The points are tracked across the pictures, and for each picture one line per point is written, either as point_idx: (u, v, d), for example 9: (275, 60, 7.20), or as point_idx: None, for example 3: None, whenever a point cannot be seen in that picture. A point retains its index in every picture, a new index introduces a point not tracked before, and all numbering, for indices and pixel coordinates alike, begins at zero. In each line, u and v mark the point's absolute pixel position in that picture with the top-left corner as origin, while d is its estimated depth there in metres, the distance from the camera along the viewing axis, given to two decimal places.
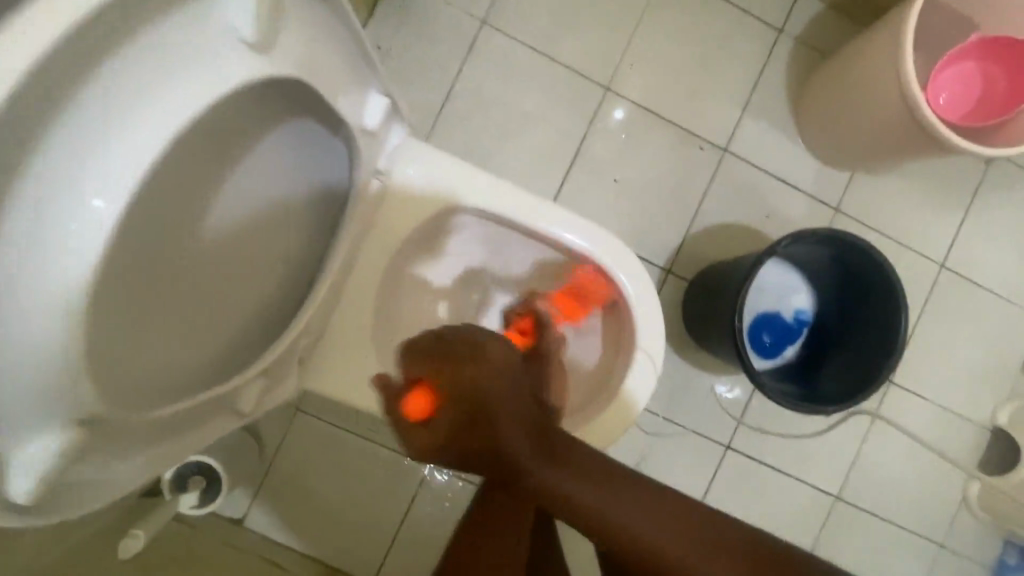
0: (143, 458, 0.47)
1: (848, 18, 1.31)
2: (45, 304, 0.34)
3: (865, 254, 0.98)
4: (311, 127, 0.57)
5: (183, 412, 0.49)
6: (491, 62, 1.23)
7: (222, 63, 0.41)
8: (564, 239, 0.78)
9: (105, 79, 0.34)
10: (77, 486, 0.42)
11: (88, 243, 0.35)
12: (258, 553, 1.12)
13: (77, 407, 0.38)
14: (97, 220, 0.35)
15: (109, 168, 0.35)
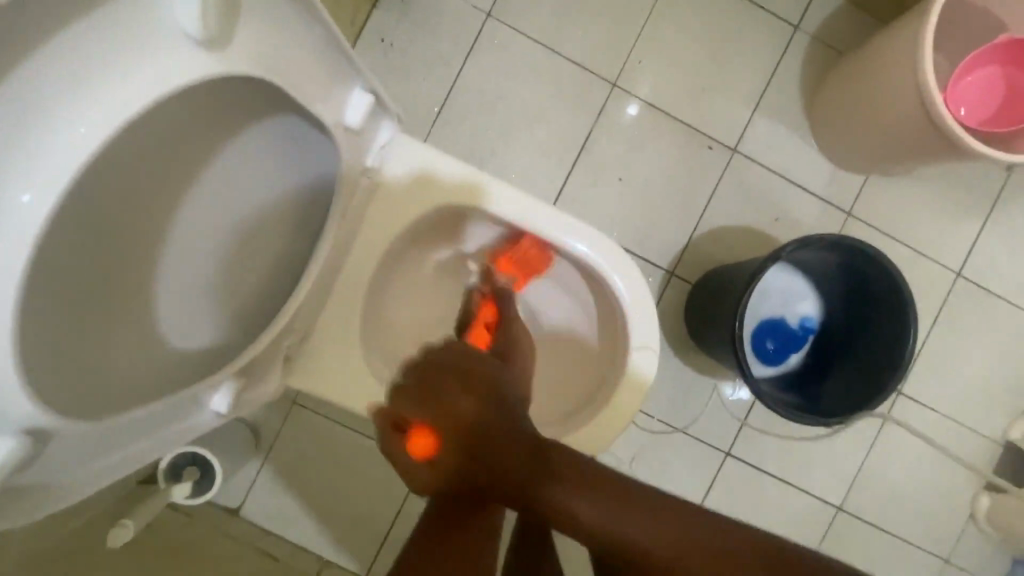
0: (108, 462, 0.46)
1: (868, 15, 1.26)
2: None
3: (871, 260, 0.94)
4: (292, 125, 0.55)
5: (150, 416, 0.48)
6: (496, 56, 1.21)
7: (169, 58, 0.39)
8: (555, 238, 0.76)
9: (35, 71, 0.34)
10: (32, 489, 0.40)
11: (16, 240, 0.34)
12: (252, 543, 1.13)
13: (24, 414, 0.36)
14: (28, 217, 0.34)
15: (39, 163, 0.35)
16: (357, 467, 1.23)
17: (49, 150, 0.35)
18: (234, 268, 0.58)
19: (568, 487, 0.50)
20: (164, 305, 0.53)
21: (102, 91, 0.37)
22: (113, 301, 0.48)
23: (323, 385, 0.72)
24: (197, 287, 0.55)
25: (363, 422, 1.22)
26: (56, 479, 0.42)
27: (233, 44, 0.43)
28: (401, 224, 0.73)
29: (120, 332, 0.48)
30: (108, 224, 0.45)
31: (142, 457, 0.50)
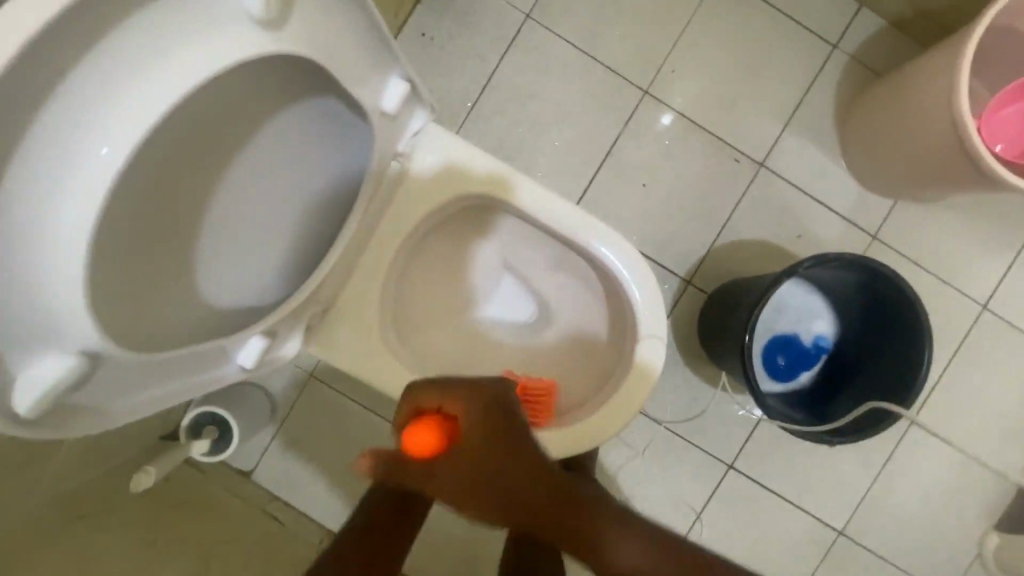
0: (144, 397, 0.51)
1: (909, 38, 1.25)
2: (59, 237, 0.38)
3: (889, 283, 0.94)
4: (334, 108, 0.58)
5: (184, 358, 0.53)
6: (531, 56, 1.24)
7: (233, 35, 0.43)
8: (573, 235, 0.79)
9: (123, 40, 0.38)
10: (82, 409, 0.46)
11: (94, 187, 0.38)
12: (258, 506, 1.19)
13: (82, 337, 0.42)
14: (104, 167, 0.38)
15: (114, 118, 0.38)
16: (365, 443, 1.27)
17: (128, 109, 0.39)
18: (272, 240, 0.61)
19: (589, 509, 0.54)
20: (205, 268, 0.55)
21: (174, 60, 0.40)
22: (166, 256, 0.51)
23: (340, 356, 0.76)
24: (237, 257, 0.58)
25: (375, 400, 1.27)
26: (102, 404, 0.47)
27: (285, 28, 0.46)
28: (425, 210, 0.76)
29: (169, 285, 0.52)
30: (172, 188, 0.49)
31: (174, 398, 0.55)
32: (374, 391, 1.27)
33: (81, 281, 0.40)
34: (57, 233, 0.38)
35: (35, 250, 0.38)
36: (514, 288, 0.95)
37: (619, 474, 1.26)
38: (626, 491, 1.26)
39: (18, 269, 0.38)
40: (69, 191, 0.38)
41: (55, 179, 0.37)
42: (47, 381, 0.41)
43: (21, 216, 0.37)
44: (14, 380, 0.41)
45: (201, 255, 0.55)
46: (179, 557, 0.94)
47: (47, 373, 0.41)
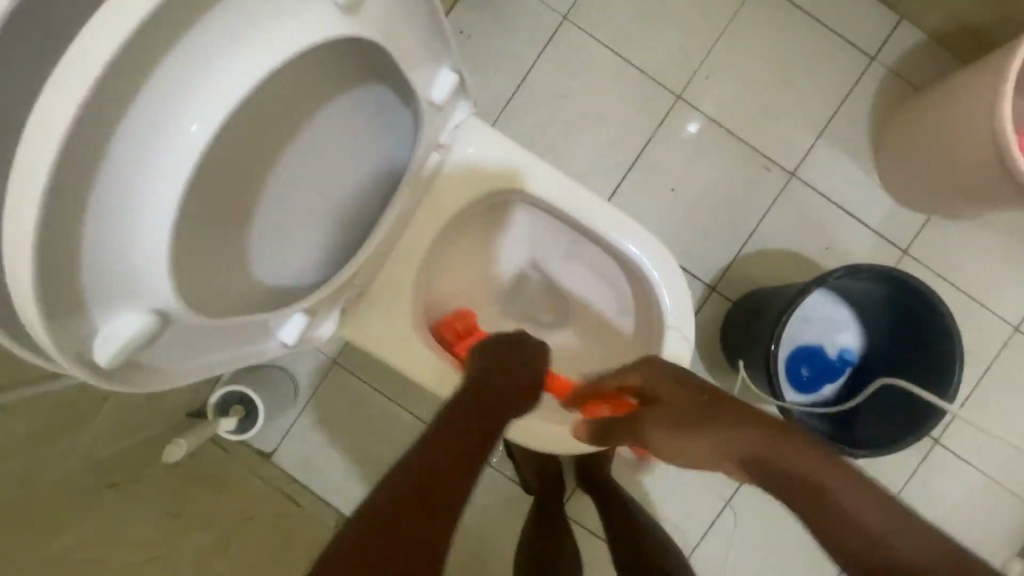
0: (201, 363, 0.53)
1: (950, 52, 1.23)
2: (149, 205, 0.40)
3: (921, 297, 0.93)
4: (384, 94, 0.60)
5: (237, 327, 0.55)
6: (565, 57, 1.25)
7: (314, 17, 0.44)
8: (605, 233, 0.80)
9: (220, 18, 0.39)
10: (146, 369, 0.48)
11: (182, 161, 0.40)
12: (278, 488, 1.22)
13: (158, 298, 0.44)
14: (192, 142, 0.40)
15: (205, 97, 0.40)
16: (384, 432, 1.29)
17: (216, 87, 0.40)
18: (319, 222, 0.62)
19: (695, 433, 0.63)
20: (257, 246, 0.57)
21: (263, 43, 0.41)
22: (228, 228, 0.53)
23: (373, 340, 0.78)
24: (286, 238, 0.60)
25: (396, 390, 1.29)
26: (164, 367, 0.49)
27: (360, 13, 0.47)
28: (462, 202, 0.78)
29: (226, 257, 0.54)
30: (235, 165, 0.51)
31: (223, 368, 0.57)
32: (395, 381, 1.29)
33: (164, 250, 0.42)
34: (146, 201, 0.40)
35: (125, 215, 0.40)
36: (539, 283, 0.97)
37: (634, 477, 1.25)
38: (640, 495, 1.25)
39: (109, 234, 0.40)
40: (158, 164, 0.39)
41: (147, 151, 0.39)
42: (123, 336, 0.43)
43: (114, 185, 0.38)
44: (94, 334, 0.42)
45: (253, 233, 0.56)
46: (201, 531, 0.98)
47: (124, 330, 0.43)
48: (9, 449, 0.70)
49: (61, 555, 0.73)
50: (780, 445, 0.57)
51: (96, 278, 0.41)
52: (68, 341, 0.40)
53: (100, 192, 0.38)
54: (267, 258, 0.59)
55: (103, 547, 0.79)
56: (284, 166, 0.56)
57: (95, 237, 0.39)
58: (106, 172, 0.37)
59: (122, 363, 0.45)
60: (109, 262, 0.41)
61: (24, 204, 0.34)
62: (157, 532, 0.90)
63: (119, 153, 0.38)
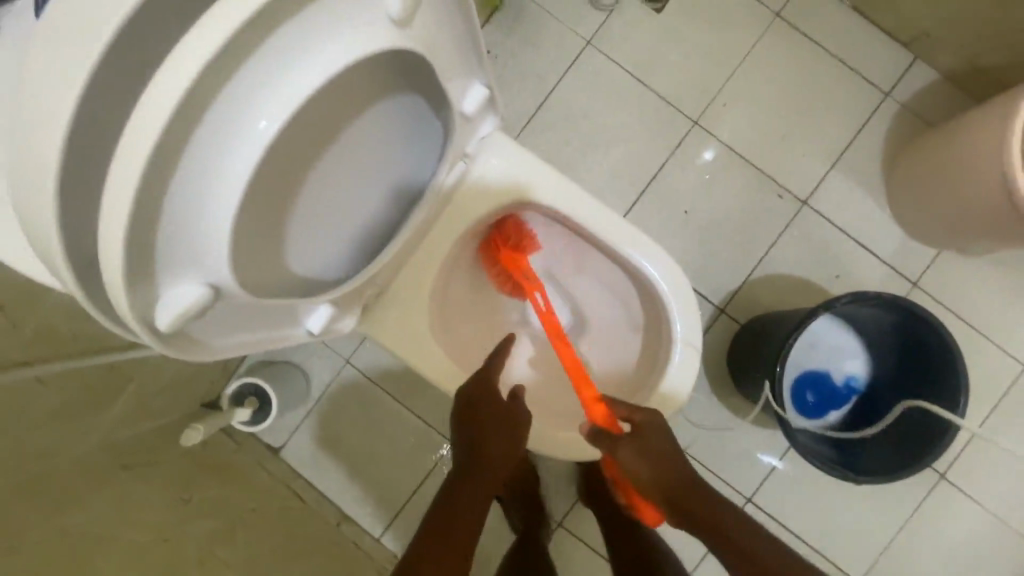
0: (239, 340, 0.57)
1: (963, 92, 1.26)
2: (218, 192, 0.44)
3: (927, 328, 0.94)
4: (418, 103, 0.64)
5: (272, 308, 0.59)
6: (588, 80, 1.30)
7: (371, 27, 0.48)
8: (619, 248, 0.83)
9: (291, 28, 0.43)
10: (193, 340, 0.52)
11: (249, 152, 0.44)
12: (284, 482, 1.24)
13: (213, 272, 0.48)
14: (261, 138, 0.44)
15: (277, 98, 0.44)
16: (391, 434, 1.31)
17: (283, 90, 0.44)
18: (353, 222, 0.67)
19: (679, 485, 0.76)
20: (294, 239, 0.61)
21: (327, 51, 0.45)
22: (273, 221, 0.57)
23: (390, 338, 0.82)
24: (320, 233, 0.63)
25: (405, 392, 1.31)
26: (208, 340, 0.54)
27: (412, 26, 0.52)
28: (483, 211, 0.81)
29: (268, 248, 0.57)
30: (286, 164, 0.55)
31: (257, 347, 0.60)
32: (405, 383, 1.31)
33: (228, 230, 0.46)
34: (215, 187, 0.44)
35: (197, 199, 0.44)
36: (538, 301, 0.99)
37: None
38: None
39: (185, 214, 0.44)
40: (232, 153, 0.44)
41: (223, 143, 0.43)
42: (179, 304, 0.47)
43: (192, 172, 0.42)
44: (158, 299, 0.46)
45: (292, 228, 0.60)
46: (210, 516, 1.00)
47: (180, 297, 0.47)
48: (40, 422, 0.73)
49: (78, 526, 0.76)
50: (746, 531, 0.72)
51: (169, 252, 0.45)
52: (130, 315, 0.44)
53: (180, 177, 0.42)
54: (303, 251, 0.62)
55: (120, 525, 0.82)
56: (326, 168, 0.60)
57: (172, 216, 0.43)
58: (189, 159, 0.42)
59: (175, 331, 0.49)
60: (182, 239, 0.45)
61: (122, 182, 0.38)
62: (169, 513, 0.93)
63: (197, 145, 0.42)
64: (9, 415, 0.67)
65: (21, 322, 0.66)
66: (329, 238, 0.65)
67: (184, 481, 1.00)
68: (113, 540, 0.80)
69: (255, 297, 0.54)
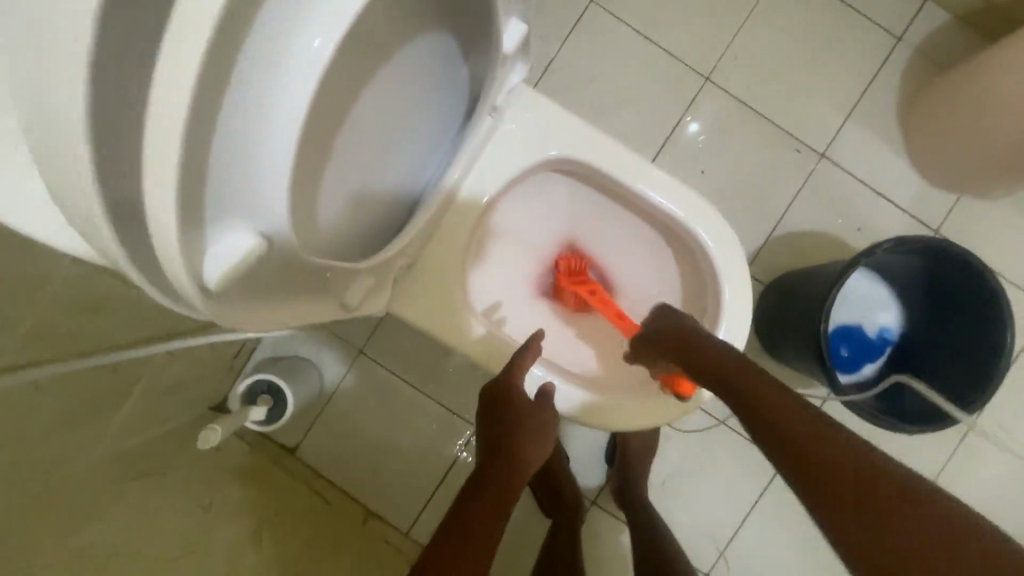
0: (279, 312, 0.51)
1: (975, 32, 1.24)
2: (274, 130, 0.41)
3: (969, 270, 0.92)
4: (443, 43, 0.61)
5: (316, 274, 0.53)
6: (593, 40, 1.24)
7: None
8: (652, 198, 0.79)
9: None
10: (242, 309, 0.45)
11: (302, 78, 0.40)
12: (304, 483, 1.17)
13: (260, 221, 0.44)
14: (314, 59, 0.40)
15: (326, 12, 0.39)
16: (411, 423, 1.25)
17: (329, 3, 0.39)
18: (370, 174, 0.61)
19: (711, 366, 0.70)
20: (324, 196, 0.55)
21: None
22: (305, 180, 0.51)
23: (420, 315, 0.76)
24: (347, 194, 0.58)
25: (423, 379, 1.26)
26: (254, 311, 0.47)
27: None
28: (512, 172, 0.77)
29: (300, 210, 0.51)
30: (314, 114, 0.49)
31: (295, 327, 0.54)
32: (422, 371, 1.26)
33: (288, 169, 0.43)
34: (268, 122, 0.41)
35: (252, 139, 0.40)
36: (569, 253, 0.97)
37: (666, 466, 1.22)
38: (674, 485, 1.22)
39: (236, 149, 0.40)
40: (286, 77, 0.39)
41: (272, 71, 0.39)
42: (225, 259, 0.41)
43: (244, 107, 0.38)
44: (206, 253, 0.41)
45: (325, 184, 0.55)
46: (232, 523, 0.94)
47: (226, 252, 0.42)
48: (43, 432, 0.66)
49: (93, 543, 0.69)
50: (786, 405, 0.62)
51: (219, 196, 0.40)
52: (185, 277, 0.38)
53: (232, 112, 0.38)
54: (333, 212, 0.57)
55: (140, 540, 0.75)
56: (358, 115, 0.56)
57: (223, 151, 0.39)
58: (237, 90, 0.37)
59: (224, 295, 0.43)
60: (233, 182, 0.41)
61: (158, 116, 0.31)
62: (189, 523, 0.86)
63: (250, 76, 0.37)
64: (11, 425, 0.59)
65: (16, 317, 0.59)
66: (357, 200, 0.60)
67: (201, 489, 0.93)
68: (132, 555, 0.72)
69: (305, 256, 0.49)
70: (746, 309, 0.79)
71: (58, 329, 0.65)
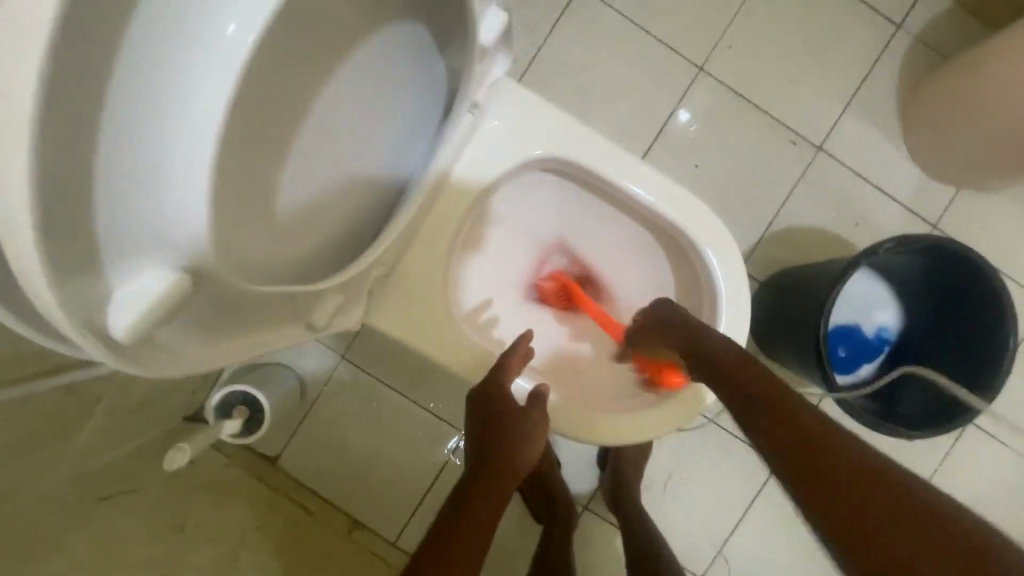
0: (221, 344, 0.47)
1: (975, 20, 1.20)
2: (188, 141, 0.39)
3: (972, 269, 0.89)
4: (411, 31, 0.59)
5: (265, 299, 0.49)
6: (583, 27, 1.18)
7: None
8: (638, 196, 0.75)
9: None
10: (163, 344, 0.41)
11: (209, 77, 0.39)
12: (285, 494, 1.13)
13: (184, 250, 0.41)
14: (224, 52, 0.39)
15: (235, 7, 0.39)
16: (395, 430, 1.21)
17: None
18: (336, 173, 0.57)
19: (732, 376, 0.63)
20: (283, 196, 0.52)
21: None
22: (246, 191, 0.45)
23: (397, 326, 0.71)
24: (308, 199, 0.55)
25: (409, 384, 1.21)
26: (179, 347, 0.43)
27: None
28: (493, 172, 0.72)
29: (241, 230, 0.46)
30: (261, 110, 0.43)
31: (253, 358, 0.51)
32: (408, 375, 1.21)
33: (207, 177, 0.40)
34: (180, 132, 0.39)
35: (166, 152, 0.38)
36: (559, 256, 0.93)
37: (658, 470, 1.19)
38: (667, 489, 1.19)
39: (142, 136, 0.37)
40: (193, 76, 0.38)
41: (179, 74, 0.37)
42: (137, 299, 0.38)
43: (151, 115, 0.37)
44: (112, 293, 0.38)
45: (285, 184, 0.52)
46: (207, 543, 0.89)
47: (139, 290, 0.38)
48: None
49: None
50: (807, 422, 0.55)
51: (119, 186, 0.36)
52: (79, 307, 0.35)
53: (135, 120, 0.36)
54: (288, 222, 0.53)
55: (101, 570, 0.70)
56: (319, 111, 0.54)
57: (122, 136, 0.35)
58: (139, 96, 0.36)
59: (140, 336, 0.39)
60: (135, 171, 0.37)
61: None
62: (159, 546, 0.81)
63: (156, 82, 0.36)
64: None
65: None
66: (318, 208, 0.56)
67: (172, 509, 0.88)
68: None
69: (242, 284, 0.45)
70: (743, 314, 0.75)
71: (0, 353, 0.58)
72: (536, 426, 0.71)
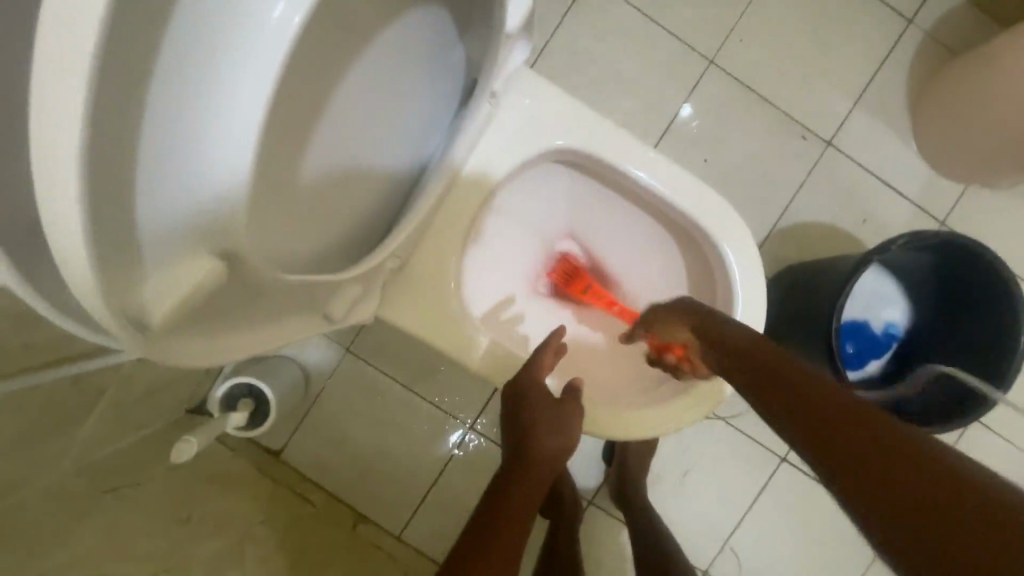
0: (248, 335, 0.46)
1: (986, 16, 1.20)
2: (227, 119, 0.40)
3: (984, 267, 0.89)
4: (431, 16, 0.57)
5: (291, 289, 0.48)
6: (593, 19, 1.16)
7: None
8: (653, 188, 0.74)
9: None
10: (193, 334, 0.41)
11: (250, 57, 0.40)
12: (290, 488, 1.12)
13: (214, 239, 0.41)
14: (268, 32, 0.40)
15: None
16: (400, 425, 1.20)
17: None
18: (354, 162, 0.56)
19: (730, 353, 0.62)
20: (302, 186, 0.51)
21: None
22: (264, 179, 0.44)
23: (410, 319, 0.70)
24: (326, 188, 0.54)
25: (414, 378, 1.20)
26: (207, 338, 0.42)
27: None
28: (510, 163, 0.71)
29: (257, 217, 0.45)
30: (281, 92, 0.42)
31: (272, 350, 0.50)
32: (413, 369, 1.20)
33: (246, 155, 0.41)
34: (222, 112, 0.40)
35: (210, 129, 0.39)
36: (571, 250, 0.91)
37: (664, 464, 1.19)
38: (673, 484, 1.19)
39: (186, 105, 0.37)
40: (236, 57, 0.39)
41: (223, 56, 0.38)
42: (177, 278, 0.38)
43: (194, 94, 0.38)
44: (153, 269, 0.38)
45: (306, 173, 0.51)
46: (214, 537, 0.89)
47: (169, 272, 0.38)
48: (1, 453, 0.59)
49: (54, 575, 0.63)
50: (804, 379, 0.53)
51: (160, 153, 0.36)
52: (116, 296, 0.34)
53: (180, 97, 0.37)
54: (307, 213, 0.52)
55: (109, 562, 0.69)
56: (340, 98, 0.52)
57: (165, 109, 0.36)
58: (187, 75, 0.36)
59: (170, 320, 0.38)
60: (176, 139, 0.37)
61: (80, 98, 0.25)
62: (165, 539, 0.80)
63: (205, 64, 0.37)
64: None
65: None
66: (338, 198, 0.55)
67: (180, 502, 0.87)
68: None
69: (278, 274, 0.45)
70: (759, 309, 0.75)
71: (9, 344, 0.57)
72: (572, 420, 0.72)
